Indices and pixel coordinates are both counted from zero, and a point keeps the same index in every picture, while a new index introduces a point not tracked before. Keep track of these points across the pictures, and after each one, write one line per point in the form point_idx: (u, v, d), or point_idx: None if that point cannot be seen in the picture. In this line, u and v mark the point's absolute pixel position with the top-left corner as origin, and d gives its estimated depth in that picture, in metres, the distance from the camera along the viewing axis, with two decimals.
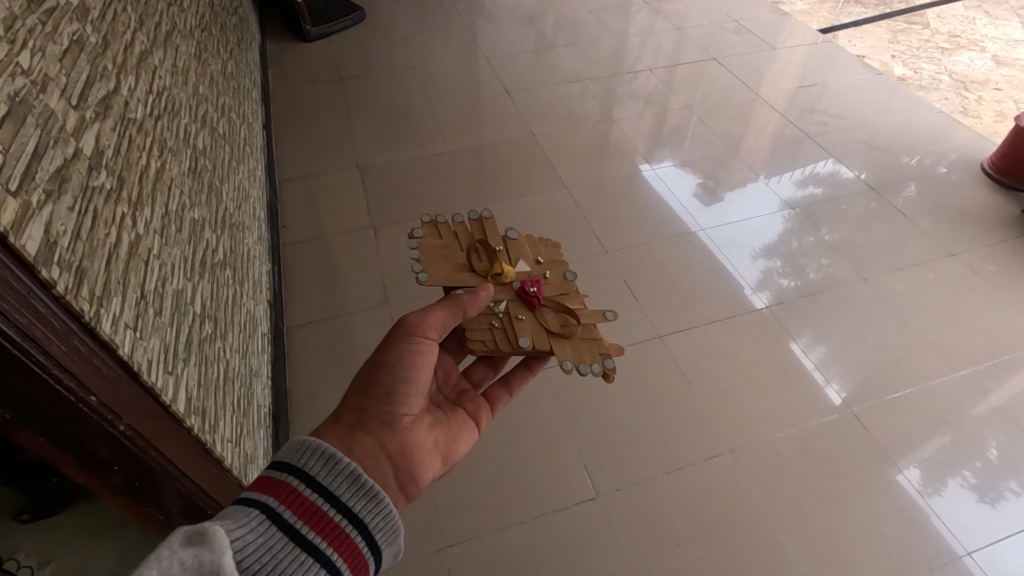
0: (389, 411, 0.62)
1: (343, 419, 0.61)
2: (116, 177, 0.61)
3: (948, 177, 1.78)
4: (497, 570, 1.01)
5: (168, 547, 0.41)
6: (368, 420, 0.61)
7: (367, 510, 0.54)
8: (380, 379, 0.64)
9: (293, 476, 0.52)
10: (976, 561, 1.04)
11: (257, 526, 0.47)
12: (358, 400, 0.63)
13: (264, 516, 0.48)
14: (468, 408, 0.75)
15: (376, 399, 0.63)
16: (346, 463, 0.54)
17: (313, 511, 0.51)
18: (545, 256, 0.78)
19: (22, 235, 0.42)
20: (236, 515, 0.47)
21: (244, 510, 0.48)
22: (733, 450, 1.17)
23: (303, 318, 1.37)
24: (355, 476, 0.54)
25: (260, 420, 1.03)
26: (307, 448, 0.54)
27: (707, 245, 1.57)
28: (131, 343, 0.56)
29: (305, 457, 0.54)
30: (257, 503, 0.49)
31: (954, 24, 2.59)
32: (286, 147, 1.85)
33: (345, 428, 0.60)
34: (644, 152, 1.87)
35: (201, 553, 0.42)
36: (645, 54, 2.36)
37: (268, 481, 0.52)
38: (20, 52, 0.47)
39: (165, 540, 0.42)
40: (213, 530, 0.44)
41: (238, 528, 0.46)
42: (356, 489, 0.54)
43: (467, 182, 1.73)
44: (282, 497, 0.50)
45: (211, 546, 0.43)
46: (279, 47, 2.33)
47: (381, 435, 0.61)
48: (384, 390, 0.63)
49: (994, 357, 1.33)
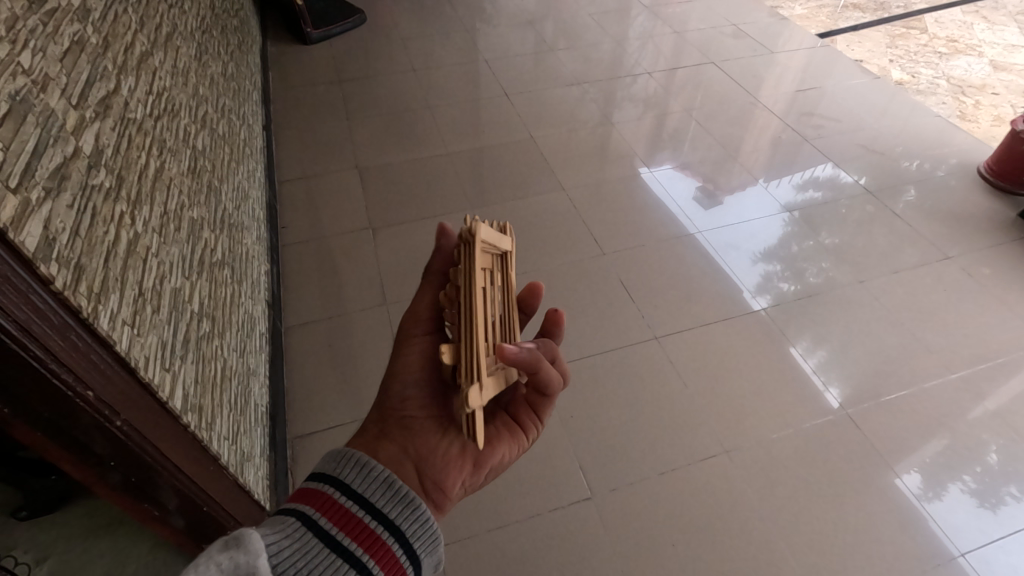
0: (407, 415, 0.61)
1: (366, 429, 0.61)
2: (115, 175, 0.61)
3: (946, 180, 1.79)
4: (492, 568, 1.02)
5: (206, 553, 0.43)
6: (388, 428, 0.60)
7: (403, 517, 0.52)
8: (392, 388, 0.62)
9: (330, 485, 0.53)
10: (969, 562, 1.05)
11: (292, 533, 0.48)
12: (378, 412, 0.62)
13: (299, 523, 0.49)
14: (511, 408, 0.67)
15: (392, 406, 0.61)
16: (379, 470, 0.54)
17: (349, 518, 0.50)
18: (501, 272, 0.68)
19: (21, 231, 0.43)
20: (273, 522, 0.48)
21: (281, 519, 0.50)
22: (729, 451, 1.17)
23: (302, 317, 1.38)
24: (390, 482, 0.54)
25: (257, 419, 1.03)
26: (343, 457, 0.55)
27: (704, 248, 1.58)
28: (129, 340, 0.57)
29: (340, 466, 0.54)
30: (293, 511, 0.50)
31: (952, 30, 2.60)
32: (286, 149, 1.86)
33: (370, 437, 0.60)
34: (644, 156, 1.88)
35: (237, 556, 0.44)
36: (644, 58, 2.37)
37: (306, 491, 0.52)
38: (22, 52, 0.47)
39: (203, 547, 0.43)
40: (248, 534, 0.46)
41: (273, 534, 0.47)
42: (391, 495, 0.53)
43: (466, 185, 1.74)
44: (318, 506, 0.51)
45: (246, 549, 0.44)
46: (280, 50, 2.34)
47: (403, 440, 0.59)
48: (397, 398, 0.61)
49: (991, 360, 1.34)
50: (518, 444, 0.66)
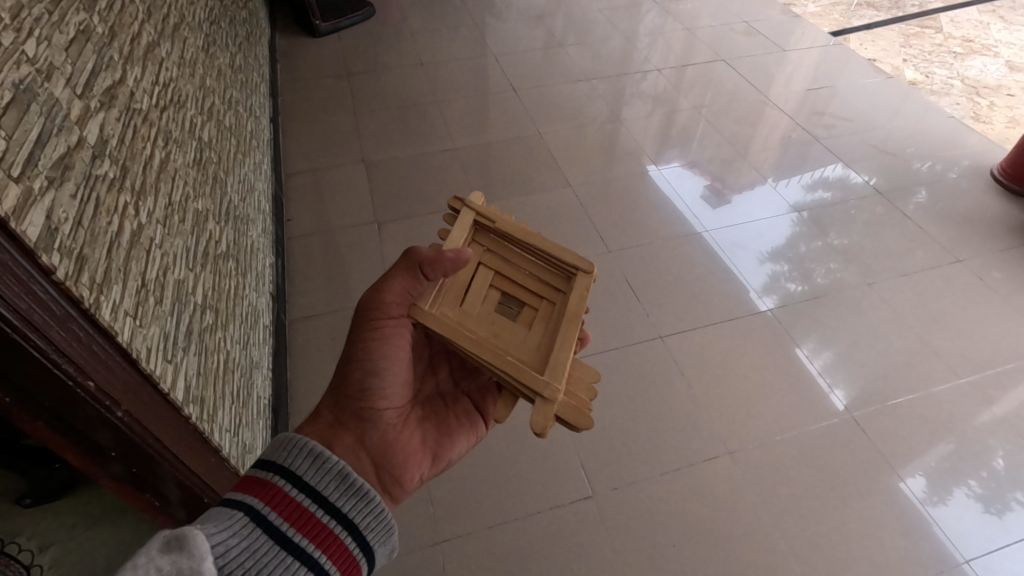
0: (365, 407, 0.63)
1: (322, 416, 0.63)
2: (119, 166, 0.61)
3: (958, 182, 1.76)
4: (492, 565, 1.01)
5: (146, 556, 0.41)
6: (346, 417, 0.63)
7: (356, 510, 0.56)
8: (352, 376, 0.63)
9: (281, 477, 0.53)
10: (974, 569, 1.03)
11: (240, 529, 0.48)
12: (334, 398, 0.64)
13: (248, 519, 0.49)
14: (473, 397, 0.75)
15: (350, 395, 0.63)
16: (333, 462, 0.56)
17: (301, 512, 0.52)
18: (481, 249, 0.71)
19: (23, 221, 0.42)
20: (220, 518, 0.48)
21: (228, 511, 0.50)
22: (732, 452, 1.16)
23: (305, 311, 1.38)
24: (344, 475, 0.56)
25: (260, 411, 1.04)
26: (292, 445, 0.56)
27: (713, 247, 1.56)
28: (131, 331, 0.57)
29: (290, 455, 0.55)
30: (242, 505, 0.50)
31: (967, 29, 2.56)
32: (294, 141, 1.86)
33: (325, 426, 0.62)
34: (652, 154, 1.86)
35: (179, 560, 0.43)
36: (654, 55, 2.35)
37: (255, 482, 0.53)
38: (26, 41, 0.47)
39: (142, 547, 0.42)
40: (193, 536, 0.45)
41: (220, 533, 0.47)
42: (345, 488, 0.56)
43: (473, 180, 1.74)
44: (268, 499, 0.51)
45: (190, 553, 0.44)
46: (290, 42, 2.34)
47: (361, 432, 0.62)
48: (357, 388, 0.63)
49: (999, 365, 1.32)
50: (474, 435, 0.73)
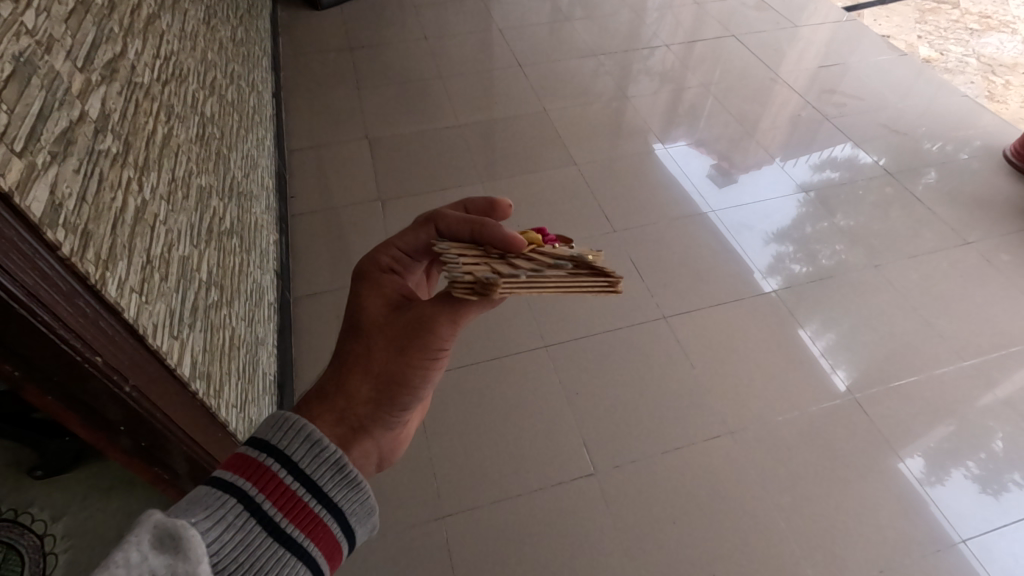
0: (395, 419, 0.59)
1: (345, 421, 0.55)
2: (122, 141, 0.61)
3: (969, 163, 1.74)
4: (494, 539, 1.03)
5: (139, 554, 0.37)
6: (373, 425, 0.57)
7: (347, 499, 0.51)
8: (402, 397, 0.58)
9: (273, 459, 0.48)
10: (970, 549, 1.05)
11: (233, 520, 0.44)
12: (368, 408, 0.57)
13: (242, 507, 0.44)
14: None
15: (383, 406, 0.57)
16: (330, 449, 0.51)
17: (294, 501, 0.47)
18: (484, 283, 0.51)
19: (27, 195, 0.42)
20: (211, 506, 0.43)
21: (218, 496, 0.44)
22: (733, 432, 1.17)
23: (310, 288, 1.38)
24: (339, 464, 0.51)
25: (265, 386, 1.05)
26: (288, 426, 0.50)
27: (718, 227, 1.55)
28: (137, 307, 0.57)
29: (285, 438, 0.50)
30: (233, 490, 0.45)
31: (985, 5, 2.50)
32: (297, 117, 1.84)
33: (349, 432, 0.55)
34: (658, 132, 1.84)
35: (174, 563, 0.38)
36: (663, 30, 2.31)
37: (246, 462, 0.47)
38: (26, 12, 0.46)
39: (133, 543, 0.37)
40: (189, 537, 0.39)
41: (212, 526, 0.42)
42: (338, 476, 0.51)
43: (477, 157, 1.72)
44: (260, 484, 0.46)
45: (185, 556, 0.39)
46: (292, 15, 2.30)
47: (383, 440, 0.58)
48: (399, 406, 0.58)
49: (1003, 348, 1.32)
50: None
